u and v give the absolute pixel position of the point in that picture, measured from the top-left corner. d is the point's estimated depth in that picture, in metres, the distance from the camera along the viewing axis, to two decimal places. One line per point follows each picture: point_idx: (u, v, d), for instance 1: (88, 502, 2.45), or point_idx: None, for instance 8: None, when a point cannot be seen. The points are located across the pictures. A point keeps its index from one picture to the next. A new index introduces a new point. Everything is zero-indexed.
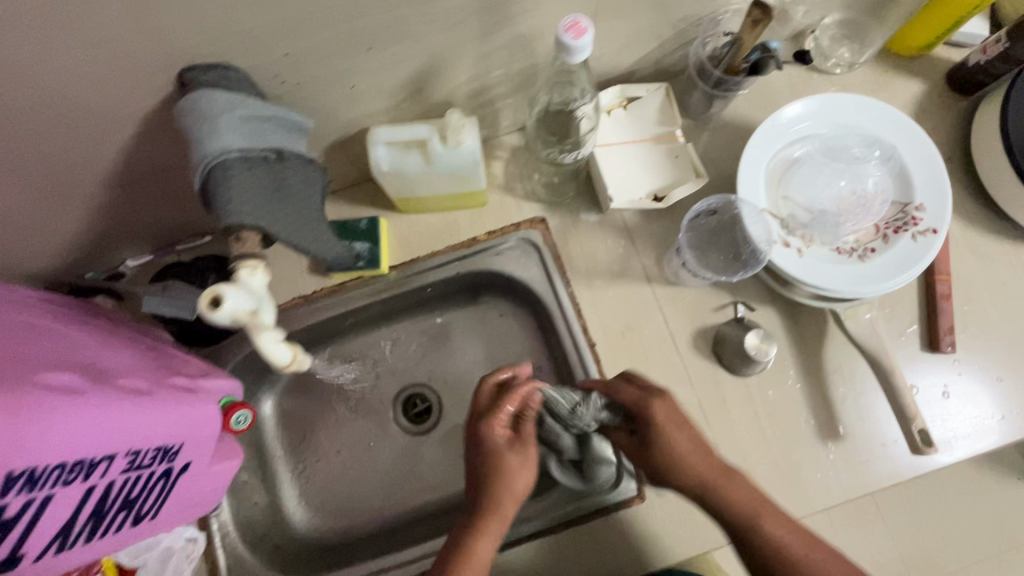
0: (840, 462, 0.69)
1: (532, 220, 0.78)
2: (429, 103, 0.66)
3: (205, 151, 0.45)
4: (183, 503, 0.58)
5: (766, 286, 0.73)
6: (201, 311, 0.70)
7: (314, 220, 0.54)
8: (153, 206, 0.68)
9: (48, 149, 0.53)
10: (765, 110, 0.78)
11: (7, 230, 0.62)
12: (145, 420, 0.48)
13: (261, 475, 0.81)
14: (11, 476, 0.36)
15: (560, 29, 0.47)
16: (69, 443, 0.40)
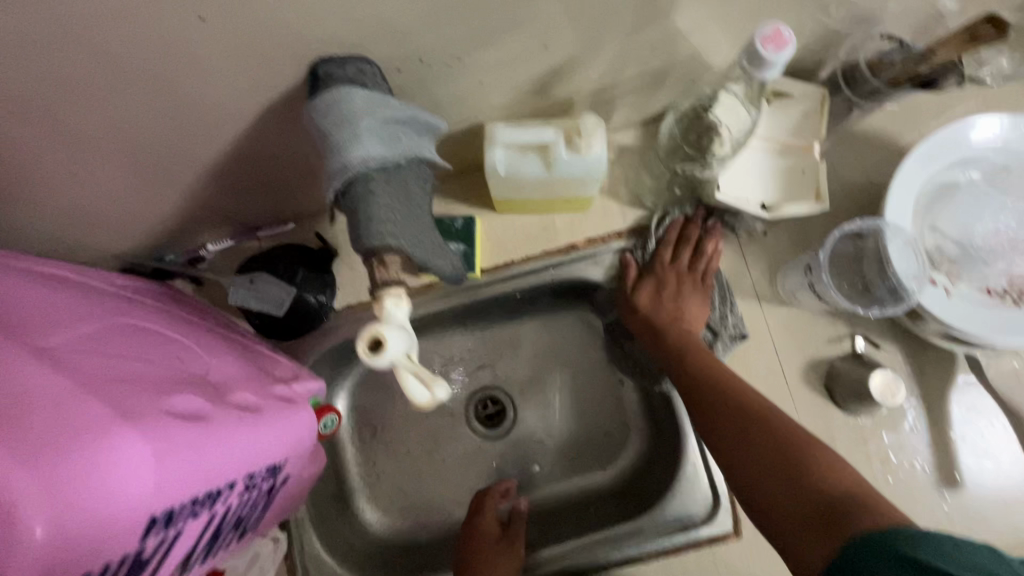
0: (955, 514, 0.65)
1: (636, 229, 0.72)
2: (551, 99, 0.60)
3: (346, 160, 0.40)
4: (270, 514, 0.56)
5: (890, 319, 0.68)
6: (289, 306, 0.67)
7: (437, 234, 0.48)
8: (245, 193, 0.64)
9: (157, 136, 0.49)
10: (903, 124, 0.71)
11: (99, 211, 0.58)
12: (261, 440, 0.45)
13: (333, 471, 0.79)
14: (156, 518, 0.34)
15: (757, 38, 0.46)
16: (204, 476, 0.38)
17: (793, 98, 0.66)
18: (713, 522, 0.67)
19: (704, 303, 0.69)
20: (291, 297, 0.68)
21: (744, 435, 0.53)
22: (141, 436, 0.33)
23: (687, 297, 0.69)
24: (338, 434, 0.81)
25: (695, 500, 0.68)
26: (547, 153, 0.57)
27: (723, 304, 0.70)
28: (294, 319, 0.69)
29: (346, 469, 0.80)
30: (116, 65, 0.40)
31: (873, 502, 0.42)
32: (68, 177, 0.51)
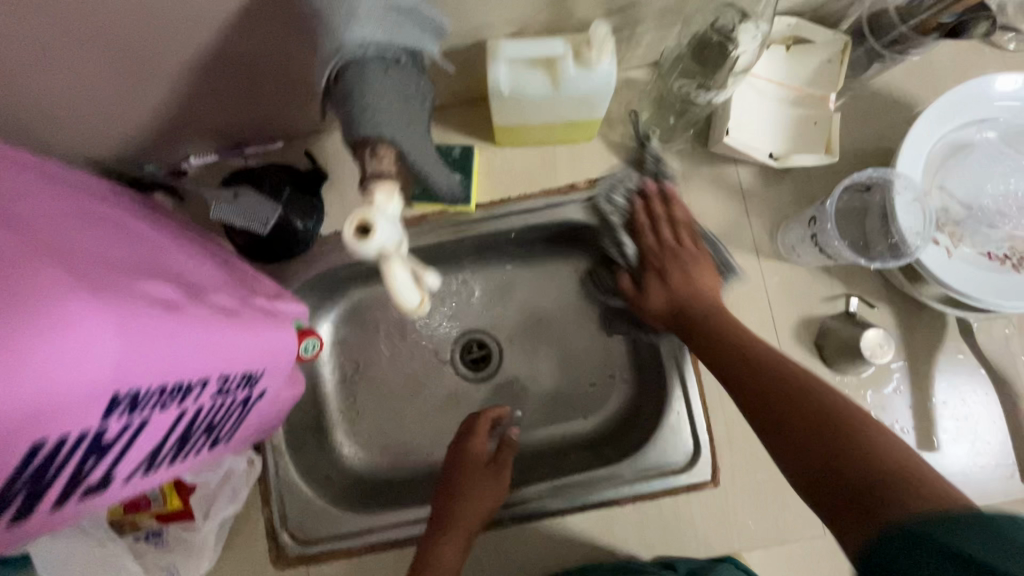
0: None
1: (638, 173, 0.70)
2: (562, 21, 0.56)
3: (342, 41, 0.37)
4: (247, 430, 0.55)
5: (886, 281, 0.67)
6: (273, 225, 0.64)
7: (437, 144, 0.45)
8: (232, 100, 0.60)
9: (135, 19, 0.45)
10: (919, 83, 0.69)
11: (71, 105, 0.54)
12: (237, 344, 0.43)
13: (313, 403, 0.78)
14: (118, 400, 0.32)
15: None
16: (173, 366, 0.36)
17: (818, 43, 0.63)
18: (692, 470, 0.67)
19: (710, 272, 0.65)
20: (276, 216, 0.64)
21: (790, 439, 0.47)
22: (105, 310, 0.31)
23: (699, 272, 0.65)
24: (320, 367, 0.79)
25: (676, 446, 0.68)
26: (554, 68, 0.55)
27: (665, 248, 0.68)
28: (279, 240, 0.66)
29: (326, 404, 0.79)
30: None
31: (915, 479, 0.39)
32: (37, 60, 0.47)
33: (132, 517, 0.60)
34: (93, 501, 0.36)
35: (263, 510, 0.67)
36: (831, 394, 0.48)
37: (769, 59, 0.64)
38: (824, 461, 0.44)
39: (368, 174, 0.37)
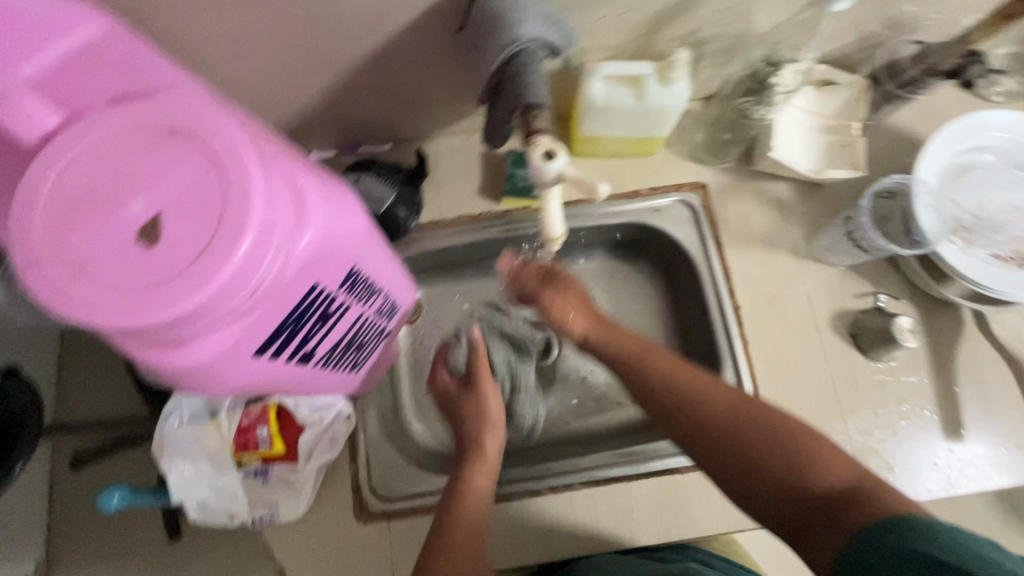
0: (958, 457, 0.73)
1: (693, 185, 0.82)
2: (647, 50, 0.70)
3: (517, 36, 0.49)
4: (372, 367, 0.62)
5: (908, 282, 0.78)
6: (387, 206, 0.75)
7: None
8: (369, 100, 0.72)
9: (328, 22, 0.57)
10: (929, 122, 0.82)
11: (248, 94, 0.66)
12: (395, 274, 0.53)
13: (391, 380, 0.84)
14: (351, 273, 0.41)
15: None
16: (376, 267, 0.45)
17: (842, 85, 0.78)
18: None
19: (789, 360, 0.76)
20: (389, 200, 0.76)
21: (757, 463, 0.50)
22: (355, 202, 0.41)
23: (823, 349, 0.77)
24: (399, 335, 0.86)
25: None
26: (638, 85, 0.68)
27: (769, 289, 0.79)
28: (385, 221, 0.76)
29: (402, 380, 0.85)
30: None
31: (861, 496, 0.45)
32: (243, 44, 0.58)
33: (241, 457, 0.63)
34: (296, 369, 0.43)
35: (351, 467, 0.72)
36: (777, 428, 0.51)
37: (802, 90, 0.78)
38: (813, 489, 0.47)
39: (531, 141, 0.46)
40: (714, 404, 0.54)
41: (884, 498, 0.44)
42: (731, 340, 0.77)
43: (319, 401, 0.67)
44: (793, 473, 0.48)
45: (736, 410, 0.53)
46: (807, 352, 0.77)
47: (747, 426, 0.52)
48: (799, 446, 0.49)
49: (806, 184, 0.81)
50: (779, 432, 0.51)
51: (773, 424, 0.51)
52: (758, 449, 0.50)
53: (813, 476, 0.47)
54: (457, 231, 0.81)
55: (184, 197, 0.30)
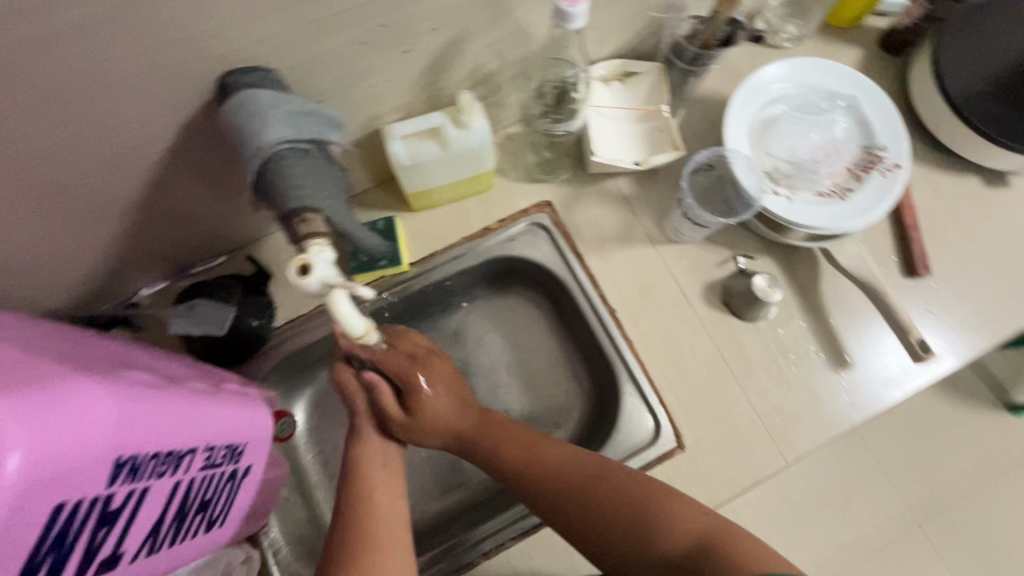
0: (851, 387, 0.76)
1: (539, 205, 0.82)
2: (440, 95, 0.69)
3: (259, 142, 0.47)
4: (241, 511, 0.58)
5: (760, 237, 0.80)
6: (229, 325, 0.71)
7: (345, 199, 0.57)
8: (174, 226, 0.68)
9: (76, 172, 0.53)
10: (733, 84, 0.86)
11: (29, 261, 0.60)
12: (213, 417, 0.48)
13: (301, 496, 0.78)
14: (121, 463, 0.36)
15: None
16: (162, 434, 0.41)
17: (642, 74, 0.81)
18: (659, 442, 0.73)
19: (676, 347, 0.77)
20: (230, 317, 0.71)
21: (613, 528, 0.53)
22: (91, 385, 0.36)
23: (703, 323, 0.78)
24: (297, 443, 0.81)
25: (638, 430, 0.75)
26: (439, 135, 0.67)
27: (639, 285, 0.80)
28: (238, 339, 0.72)
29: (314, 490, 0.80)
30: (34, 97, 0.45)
31: (717, 547, 0.50)
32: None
33: None
34: None
35: None
36: (639, 485, 0.55)
37: (607, 87, 0.80)
38: (671, 544, 0.51)
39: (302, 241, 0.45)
40: (570, 472, 0.57)
41: (736, 553, 0.49)
42: (617, 345, 0.77)
43: None
44: (647, 536, 0.52)
45: (591, 473, 0.57)
46: (690, 332, 0.78)
47: (605, 490, 0.56)
48: (654, 503, 0.54)
49: (642, 173, 0.83)
50: (638, 494, 0.55)
51: (633, 483, 0.55)
52: (612, 512, 0.54)
53: (672, 532, 0.52)
54: (320, 323, 0.78)
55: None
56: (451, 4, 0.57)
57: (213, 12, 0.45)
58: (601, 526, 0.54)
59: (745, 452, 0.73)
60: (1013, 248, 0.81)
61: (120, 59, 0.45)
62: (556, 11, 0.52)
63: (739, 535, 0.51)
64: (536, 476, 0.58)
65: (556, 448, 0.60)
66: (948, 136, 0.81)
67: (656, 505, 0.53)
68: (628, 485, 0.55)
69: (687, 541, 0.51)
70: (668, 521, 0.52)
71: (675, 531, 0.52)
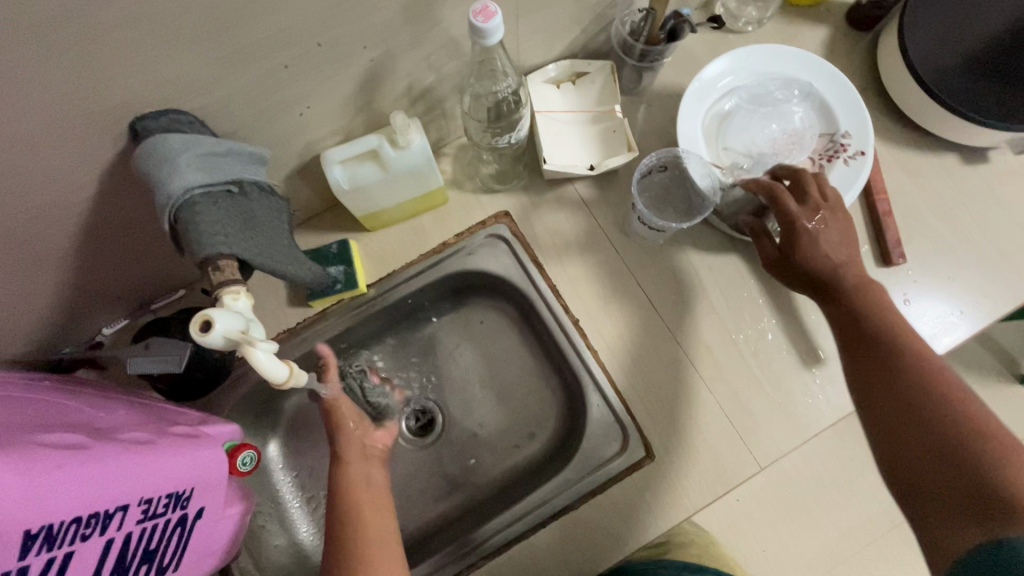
0: (826, 384, 0.74)
1: (496, 216, 0.80)
2: (378, 115, 0.67)
3: (169, 191, 0.46)
4: (201, 552, 0.58)
5: (724, 233, 0.78)
6: (189, 361, 0.70)
7: (280, 235, 0.57)
8: (124, 266, 0.68)
9: (4, 227, 0.53)
10: (691, 75, 0.83)
11: None
12: (148, 469, 0.48)
13: (279, 523, 0.79)
14: (31, 536, 0.36)
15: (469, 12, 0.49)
16: (82, 500, 0.41)
17: (592, 73, 0.78)
18: (628, 452, 0.72)
19: (643, 353, 0.75)
20: (190, 352, 0.70)
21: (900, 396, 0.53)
22: None
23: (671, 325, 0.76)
24: (269, 469, 0.81)
25: (608, 439, 0.73)
26: (378, 157, 0.65)
27: (602, 289, 0.78)
28: (204, 370, 0.72)
29: (289, 515, 0.80)
30: None
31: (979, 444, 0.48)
32: None
33: None
34: None
35: None
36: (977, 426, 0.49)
37: (559, 90, 0.78)
38: (940, 422, 0.50)
39: (214, 286, 0.44)
40: (944, 398, 0.52)
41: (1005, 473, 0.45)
42: (581, 354, 0.75)
43: None
44: (973, 449, 0.48)
45: (961, 406, 0.51)
46: (656, 336, 0.76)
47: (965, 422, 0.50)
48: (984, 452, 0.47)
49: (601, 176, 0.81)
50: (954, 434, 0.49)
51: (973, 431, 0.49)
52: (924, 408, 0.52)
53: (940, 423, 0.50)
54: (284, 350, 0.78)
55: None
56: (368, 26, 0.55)
57: (106, 62, 0.44)
58: (913, 383, 0.53)
59: (717, 457, 0.72)
60: (995, 227, 0.77)
61: (21, 116, 0.45)
62: (470, 28, 0.50)
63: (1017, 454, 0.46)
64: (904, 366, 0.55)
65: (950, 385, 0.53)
66: (921, 114, 0.77)
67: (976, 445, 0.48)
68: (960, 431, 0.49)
69: (941, 427, 0.50)
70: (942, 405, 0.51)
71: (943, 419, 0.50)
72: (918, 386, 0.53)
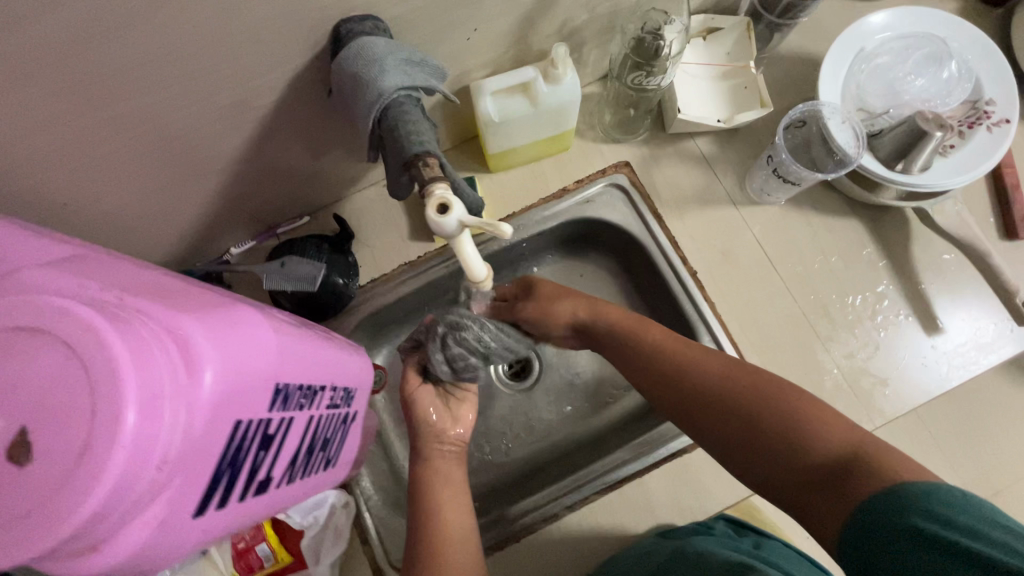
0: (946, 352, 0.74)
1: (616, 165, 0.80)
2: (528, 49, 0.68)
3: (381, 88, 0.48)
4: (346, 455, 0.61)
5: (846, 197, 0.78)
6: (321, 281, 0.72)
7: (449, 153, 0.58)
8: (269, 183, 0.70)
9: (191, 125, 0.54)
10: (818, 39, 0.83)
11: (142, 215, 0.62)
12: (334, 359, 0.50)
13: (383, 451, 0.79)
14: (278, 390, 0.38)
15: None
16: (306, 372, 0.43)
17: (726, 29, 0.76)
18: None
19: (762, 308, 0.76)
20: (322, 273, 0.72)
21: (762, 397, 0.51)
22: (254, 316, 0.37)
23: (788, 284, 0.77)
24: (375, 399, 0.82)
25: None
26: (530, 90, 0.67)
27: (720, 244, 0.79)
28: (327, 296, 0.73)
29: (391, 444, 0.80)
30: (163, 50, 0.46)
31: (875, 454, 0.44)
32: (112, 170, 0.55)
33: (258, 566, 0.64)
34: (257, 501, 0.40)
35: (366, 551, 0.69)
36: (820, 439, 0.47)
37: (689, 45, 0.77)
38: (772, 414, 0.50)
39: (423, 180, 0.46)
40: (761, 395, 0.51)
41: (875, 465, 0.42)
42: (697, 303, 0.75)
43: (309, 503, 0.65)
44: (801, 432, 0.48)
45: (805, 406, 0.49)
46: (772, 293, 0.77)
47: (829, 425, 0.47)
48: (800, 422, 0.48)
49: (722, 133, 0.81)
50: (777, 414, 0.50)
51: (799, 415, 0.49)
52: (739, 398, 0.52)
53: (759, 408, 0.51)
54: (399, 284, 0.79)
55: (44, 401, 0.26)
56: None
57: None
58: (752, 398, 0.52)
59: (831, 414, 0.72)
60: None
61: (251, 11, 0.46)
62: None
63: (895, 456, 0.43)
64: (682, 368, 0.57)
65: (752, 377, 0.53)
66: None
67: (804, 420, 0.48)
68: (813, 430, 0.47)
69: (770, 421, 0.49)
70: (799, 423, 0.48)
71: (791, 423, 0.48)
72: (687, 386, 0.55)
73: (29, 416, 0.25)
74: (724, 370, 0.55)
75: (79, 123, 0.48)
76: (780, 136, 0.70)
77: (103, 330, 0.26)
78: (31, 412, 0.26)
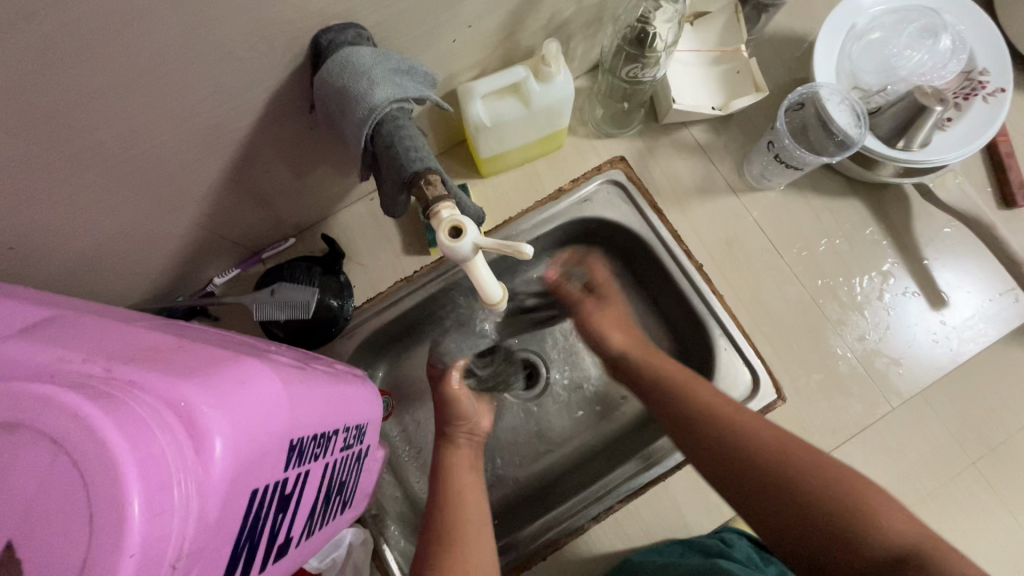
0: (955, 325, 0.74)
1: (611, 161, 0.77)
2: (515, 48, 0.65)
3: (372, 102, 0.44)
4: (361, 491, 0.58)
5: (848, 176, 0.77)
6: (314, 308, 0.67)
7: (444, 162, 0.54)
8: (251, 208, 0.65)
9: (166, 156, 0.50)
10: (805, 17, 0.81)
11: (116, 254, 0.58)
12: (344, 397, 0.47)
13: (393, 476, 0.76)
14: (292, 447, 0.35)
15: None
16: (319, 420, 0.39)
17: (714, 12, 0.75)
18: (760, 396, 0.69)
19: (770, 298, 0.75)
20: (315, 299, 0.68)
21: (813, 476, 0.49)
22: (259, 369, 0.34)
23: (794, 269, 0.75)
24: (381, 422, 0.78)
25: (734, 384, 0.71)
26: (521, 91, 0.63)
27: (724, 234, 0.77)
28: (322, 322, 0.69)
29: (402, 467, 0.77)
30: (130, 80, 0.41)
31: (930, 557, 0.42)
32: (81, 211, 0.50)
33: None
34: (277, 566, 0.37)
35: None
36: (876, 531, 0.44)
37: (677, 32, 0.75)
38: (821, 497, 0.47)
39: (427, 199, 0.43)
40: (811, 480, 0.49)
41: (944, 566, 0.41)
42: (705, 297, 0.73)
43: (328, 546, 0.60)
44: (855, 528, 0.45)
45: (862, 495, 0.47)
46: (778, 280, 0.75)
47: (887, 520, 0.45)
48: (857, 510, 0.46)
49: (716, 119, 0.79)
50: (829, 496, 0.47)
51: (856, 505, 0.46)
52: (792, 474, 0.50)
53: (813, 491, 0.48)
54: (395, 301, 0.75)
55: (35, 507, 0.22)
56: None
57: None
58: (802, 476, 0.49)
59: (848, 398, 0.72)
60: None
61: (223, 29, 0.42)
62: None
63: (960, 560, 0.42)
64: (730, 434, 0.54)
65: (806, 455, 0.51)
66: None
67: (859, 510, 0.46)
68: (866, 521, 0.45)
69: (826, 505, 0.47)
70: (849, 508, 0.46)
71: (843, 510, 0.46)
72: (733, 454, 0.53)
73: (17, 526, 0.22)
74: (774, 442, 0.52)
75: (42, 162, 0.43)
76: (780, 120, 0.69)
77: (97, 418, 0.23)
78: (22, 521, 0.22)
